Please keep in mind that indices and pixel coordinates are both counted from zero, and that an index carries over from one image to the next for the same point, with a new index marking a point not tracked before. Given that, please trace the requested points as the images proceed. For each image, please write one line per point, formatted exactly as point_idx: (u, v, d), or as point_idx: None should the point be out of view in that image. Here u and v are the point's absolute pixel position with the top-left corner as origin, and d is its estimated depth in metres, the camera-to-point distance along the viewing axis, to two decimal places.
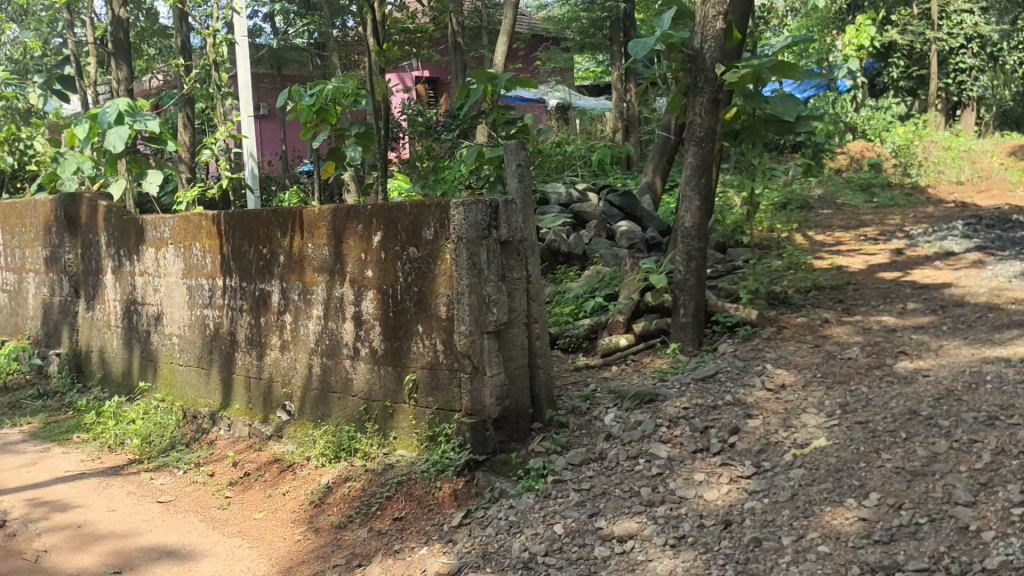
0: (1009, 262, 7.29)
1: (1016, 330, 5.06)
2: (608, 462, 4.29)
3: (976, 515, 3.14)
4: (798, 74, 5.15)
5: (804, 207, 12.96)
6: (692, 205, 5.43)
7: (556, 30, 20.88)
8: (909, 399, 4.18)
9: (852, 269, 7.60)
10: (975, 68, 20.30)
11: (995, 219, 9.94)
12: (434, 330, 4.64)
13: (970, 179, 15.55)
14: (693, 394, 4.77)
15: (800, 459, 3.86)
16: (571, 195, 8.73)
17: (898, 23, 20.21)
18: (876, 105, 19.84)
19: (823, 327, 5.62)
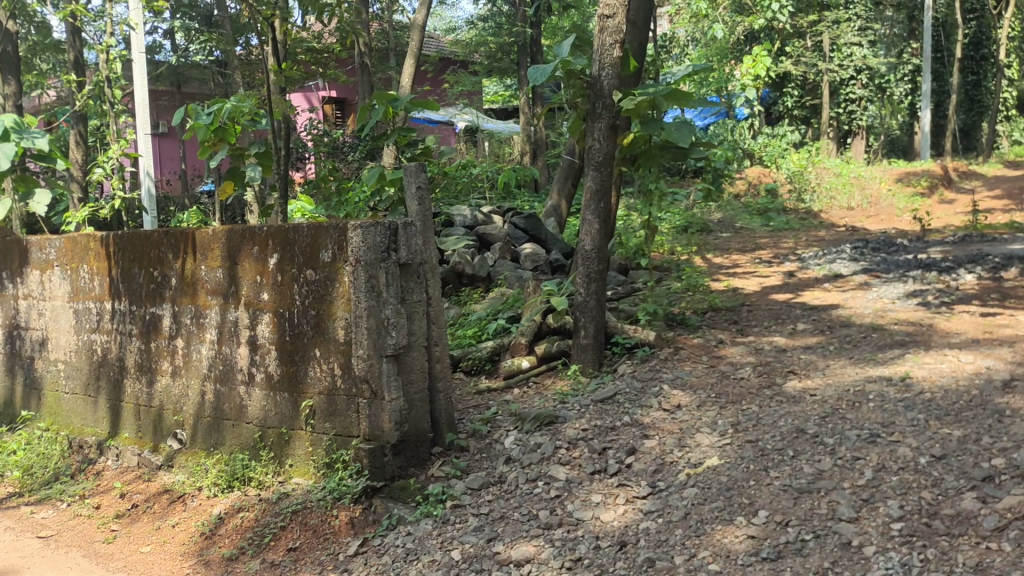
0: (893, 284, 7.65)
1: (897, 350, 5.30)
2: (507, 485, 4.28)
3: (858, 530, 3.24)
4: (691, 101, 5.27)
5: (704, 230, 13.34)
6: (592, 228, 5.48)
7: (463, 54, 20.99)
8: (797, 417, 4.31)
9: (747, 291, 7.84)
10: (865, 98, 21.60)
11: (881, 243, 10.43)
12: (331, 354, 4.54)
13: (860, 205, 16.40)
14: (592, 415, 4.81)
15: (693, 479, 3.93)
16: (476, 217, 8.74)
17: (793, 55, 20.91)
18: (772, 133, 20.61)
19: (718, 348, 5.77)
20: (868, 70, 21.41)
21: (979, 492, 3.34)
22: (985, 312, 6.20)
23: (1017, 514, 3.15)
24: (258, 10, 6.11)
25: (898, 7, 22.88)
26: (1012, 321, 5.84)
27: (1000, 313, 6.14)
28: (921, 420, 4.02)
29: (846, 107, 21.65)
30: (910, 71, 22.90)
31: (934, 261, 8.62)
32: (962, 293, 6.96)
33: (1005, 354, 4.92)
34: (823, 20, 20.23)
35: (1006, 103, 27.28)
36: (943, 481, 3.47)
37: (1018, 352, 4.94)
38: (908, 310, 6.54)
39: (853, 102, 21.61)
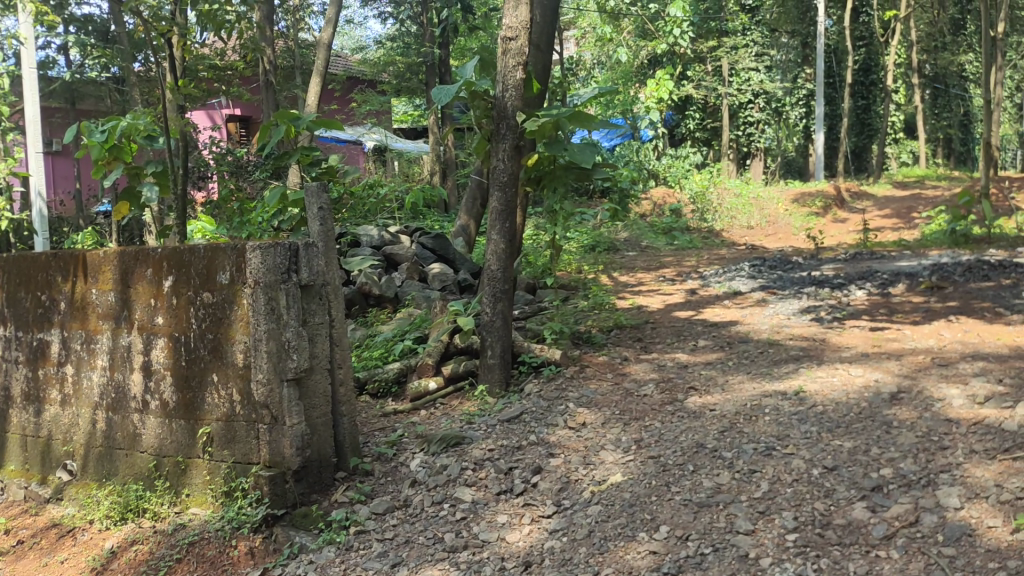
0: (789, 300, 7.93)
1: (792, 365, 5.48)
2: (412, 509, 4.22)
3: (755, 542, 3.32)
4: (595, 123, 5.34)
5: (611, 250, 13.55)
6: (498, 248, 5.49)
7: (372, 74, 20.85)
8: (697, 432, 4.40)
9: (651, 309, 7.99)
10: (762, 122, 22.13)
11: (777, 261, 10.80)
12: (229, 380, 4.41)
13: (759, 225, 17.05)
14: (499, 435, 4.79)
15: (597, 496, 3.96)
16: (383, 236, 8.56)
17: (694, 79, 21.63)
18: (675, 154, 20.97)
19: (623, 366, 5.85)
20: (766, 94, 22.06)
21: (869, 501, 3.47)
22: (874, 326, 6.48)
23: (903, 522, 3.29)
24: (154, 25, 5.93)
25: (793, 33, 23.69)
26: (898, 335, 6.13)
27: (887, 327, 6.43)
28: (814, 433, 4.15)
29: (745, 130, 22.13)
30: (804, 95, 24.00)
31: (827, 278, 8.98)
32: (853, 309, 7.27)
33: (891, 367, 5.15)
34: (723, 46, 21.22)
35: (894, 127, 28.70)
36: (835, 492, 3.59)
37: (903, 365, 5.18)
38: (802, 325, 6.78)
39: (751, 125, 22.12)
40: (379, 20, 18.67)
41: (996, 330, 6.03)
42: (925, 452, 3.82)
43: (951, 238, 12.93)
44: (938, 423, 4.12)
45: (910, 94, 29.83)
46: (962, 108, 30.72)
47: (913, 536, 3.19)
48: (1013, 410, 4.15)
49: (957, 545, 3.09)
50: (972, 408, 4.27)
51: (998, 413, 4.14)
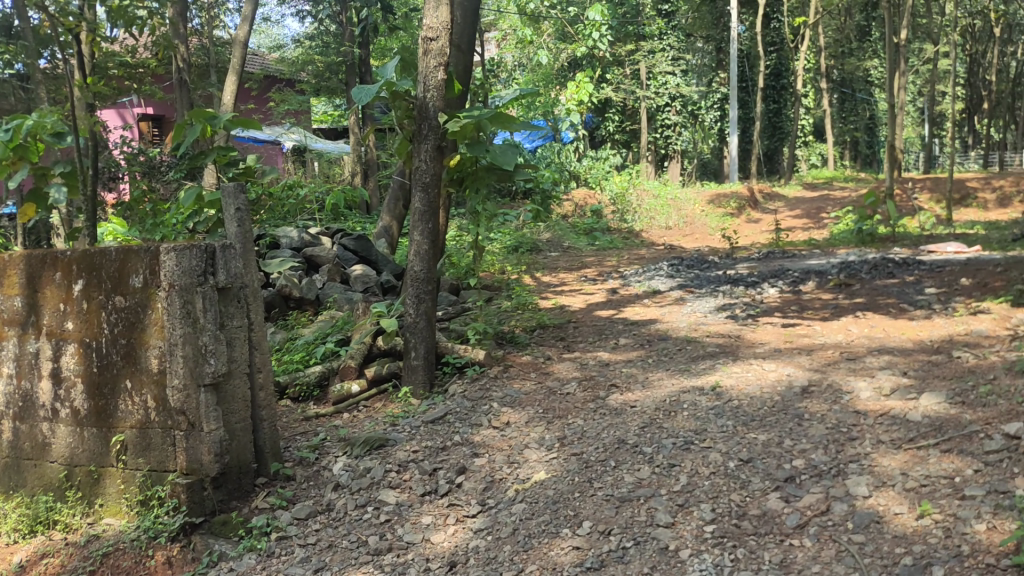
0: (705, 298, 8.13)
1: (709, 361, 5.62)
2: (335, 512, 4.18)
3: (674, 535, 3.40)
4: (515, 123, 5.37)
5: (533, 250, 13.65)
6: (421, 249, 5.47)
7: (289, 73, 20.50)
8: (618, 428, 4.48)
9: (573, 308, 8.09)
10: (679, 124, 23.04)
11: (694, 260, 11.05)
12: (144, 386, 4.29)
13: (677, 225, 17.54)
14: (423, 436, 4.77)
15: (521, 494, 3.99)
16: (302, 237, 8.34)
17: (613, 82, 21.93)
18: (596, 156, 21.21)
19: (546, 365, 5.91)
20: (682, 98, 22.73)
21: (783, 492, 3.59)
22: (786, 323, 6.70)
23: (816, 511, 3.41)
24: (61, 21, 5.68)
25: (708, 38, 24.86)
26: (809, 331, 6.35)
27: (798, 323, 6.66)
28: (730, 427, 4.27)
29: (662, 132, 22.91)
30: (719, 98, 24.60)
31: (742, 276, 9.23)
32: (766, 306, 7.50)
33: (803, 362, 5.32)
34: (640, 50, 21.53)
35: (804, 130, 29.70)
36: (750, 483, 3.69)
37: (814, 359, 5.37)
38: (719, 322, 6.96)
39: (669, 127, 22.90)
40: (297, 19, 18.38)
41: (901, 325, 6.30)
42: (836, 443, 3.96)
43: (858, 237, 13.45)
44: (847, 414, 4.29)
45: (819, 98, 30.87)
46: (868, 113, 31.99)
47: (825, 525, 3.31)
48: (916, 401, 4.35)
49: (866, 532, 3.21)
50: (878, 399, 4.46)
51: (903, 405, 4.33)
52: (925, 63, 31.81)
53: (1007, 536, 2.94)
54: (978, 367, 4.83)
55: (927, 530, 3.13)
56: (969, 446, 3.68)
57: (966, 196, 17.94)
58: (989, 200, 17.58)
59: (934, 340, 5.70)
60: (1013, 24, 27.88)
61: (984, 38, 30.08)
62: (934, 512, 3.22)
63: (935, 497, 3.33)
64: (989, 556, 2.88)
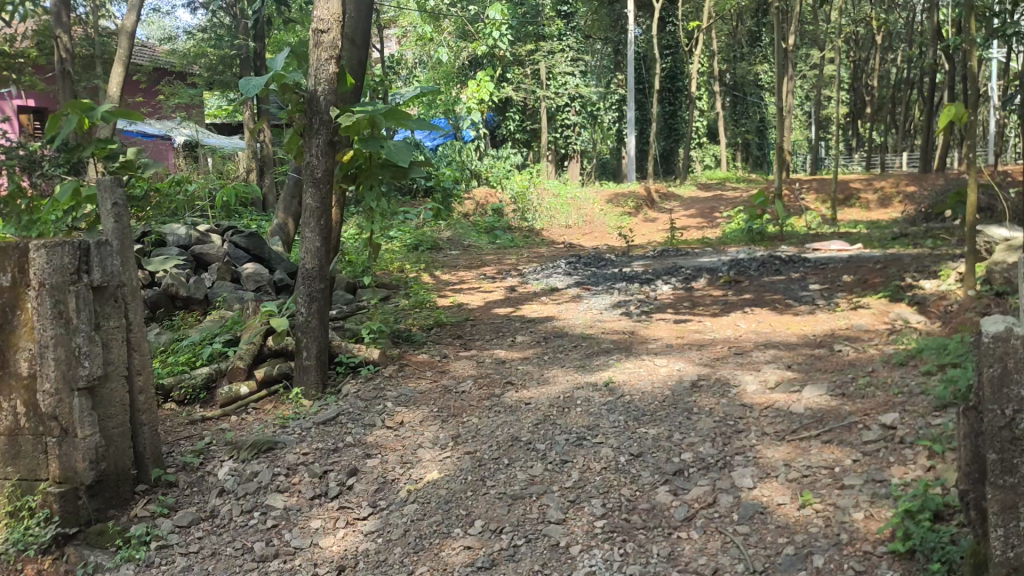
0: (601, 296, 8.23)
1: (603, 357, 5.69)
2: (219, 519, 4.01)
3: (565, 531, 3.40)
4: (409, 121, 5.28)
5: (434, 248, 13.55)
6: (313, 247, 5.31)
7: (180, 65, 19.79)
8: (512, 426, 4.46)
9: (471, 306, 8.06)
10: (578, 125, 23.42)
11: (591, 258, 11.19)
12: (12, 391, 4.01)
13: (576, 224, 17.77)
14: (314, 438, 4.63)
15: (413, 495, 3.92)
16: (190, 235, 7.97)
17: (514, 82, 21.97)
18: (497, 155, 20.89)
19: (442, 363, 5.85)
20: (581, 99, 23.08)
21: (671, 485, 3.64)
22: (678, 319, 6.84)
23: (702, 504, 3.47)
24: None
25: (605, 41, 25.79)
26: (700, 327, 6.49)
27: (690, 319, 6.81)
28: (622, 422, 4.31)
29: (562, 132, 23.23)
30: (616, 100, 25.32)
31: (637, 274, 9.38)
32: (659, 303, 7.64)
33: (693, 357, 5.44)
34: (540, 50, 21.66)
35: (698, 132, 30.60)
36: (640, 477, 3.74)
37: (704, 355, 5.48)
38: (614, 319, 7.06)
39: (568, 127, 23.27)
40: (188, 9, 17.76)
41: (786, 320, 6.52)
42: (722, 436, 4.05)
43: (748, 236, 13.92)
44: (734, 408, 4.39)
45: (713, 101, 31.74)
46: (758, 115, 33.44)
47: (711, 517, 3.37)
48: (799, 393, 4.49)
49: (751, 522, 3.28)
50: (764, 393, 4.58)
51: (786, 397, 4.46)
52: (811, 69, 33.14)
53: (883, 523, 3.04)
54: (856, 360, 5.03)
55: (808, 520, 3.21)
56: (848, 437, 3.81)
57: (850, 196, 18.75)
58: (871, 201, 18.40)
59: (817, 334, 5.90)
60: (891, 33, 29.33)
61: (866, 46, 31.56)
62: (815, 502, 3.31)
63: (816, 487, 3.42)
64: (866, 544, 2.96)
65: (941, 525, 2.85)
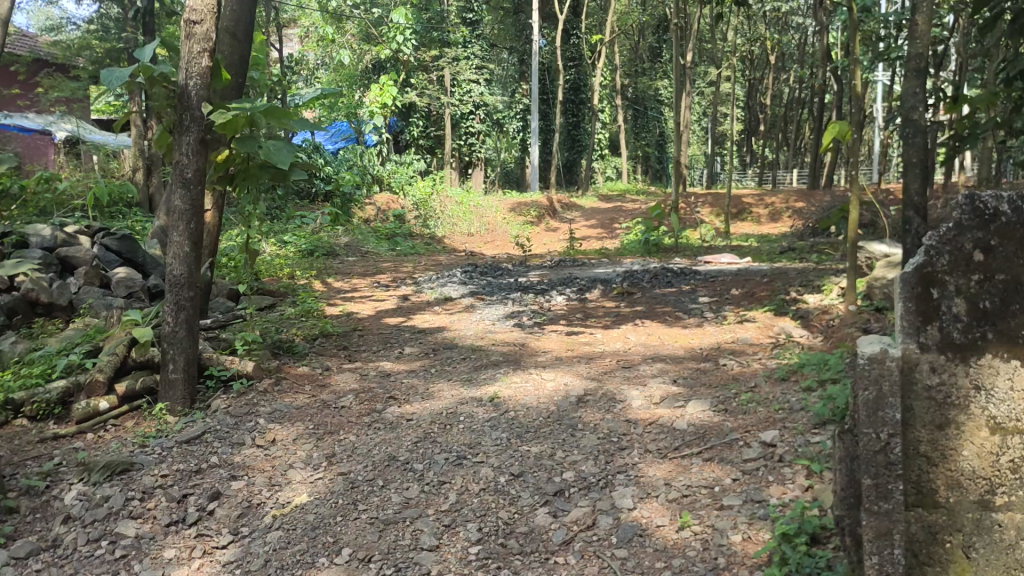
0: (495, 305, 8.09)
1: (492, 370, 5.53)
2: (61, 550, 3.64)
3: (437, 559, 3.20)
4: (291, 121, 4.99)
5: (329, 254, 13.15)
6: (180, 252, 4.97)
7: (62, 57, 18.73)
8: (390, 444, 4.24)
9: (361, 315, 7.79)
10: (482, 132, 23.40)
11: (488, 267, 11.05)
12: None
13: (478, 232, 17.67)
14: (175, 458, 4.30)
15: (278, 520, 3.66)
16: (55, 236, 7.50)
17: (418, 86, 21.47)
18: (399, 160, 20.31)
19: (323, 376, 5.59)
20: (485, 106, 23.15)
21: (551, 506, 3.50)
22: (570, 331, 6.75)
23: (581, 526, 3.33)
24: None
25: (511, 50, 25.92)
26: (590, 339, 6.41)
27: (582, 331, 6.72)
28: (504, 439, 4.15)
29: (466, 139, 23.12)
30: (520, 109, 25.41)
31: (533, 284, 9.29)
32: (552, 314, 7.53)
33: (581, 370, 5.33)
34: (445, 57, 21.48)
35: (600, 144, 30.98)
36: (519, 499, 3.58)
37: (592, 368, 5.39)
38: (506, 330, 6.91)
39: (472, 135, 23.22)
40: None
41: (675, 333, 6.50)
42: (605, 454, 3.94)
43: (644, 247, 14.09)
44: (618, 424, 4.29)
45: (615, 114, 32.20)
46: (657, 130, 34.17)
47: (589, 540, 3.24)
48: (683, 409, 4.43)
49: (628, 546, 3.16)
50: (649, 408, 4.50)
51: (671, 413, 4.39)
52: (709, 85, 34.05)
53: (760, 546, 2.96)
54: (741, 375, 5.02)
55: (686, 543, 3.10)
56: (729, 455, 3.75)
57: (742, 211, 19.33)
58: (762, 215, 18.96)
59: (704, 347, 5.91)
60: (784, 53, 30.40)
61: (760, 65, 32.69)
62: (693, 523, 3.21)
63: (695, 508, 3.33)
64: (742, 569, 2.86)
65: (817, 549, 2.79)
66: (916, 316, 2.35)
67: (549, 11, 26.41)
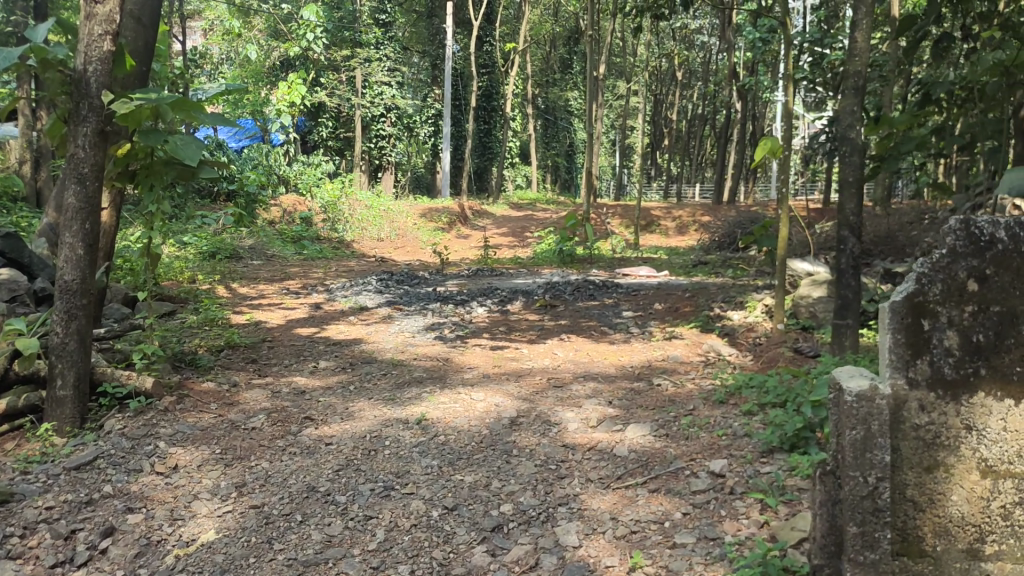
0: (413, 316, 7.75)
1: (416, 388, 5.19)
2: None
3: None
4: (201, 115, 4.58)
5: (233, 257, 12.53)
6: (73, 255, 4.47)
7: None
8: (309, 472, 3.88)
9: (270, 324, 7.34)
10: (393, 136, 23.00)
11: (404, 275, 10.69)
12: None
13: (388, 237, 17.31)
14: (61, 488, 3.82)
15: (182, 562, 3.26)
16: None
17: (328, 86, 21.01)
18: (307, 160, 19.59)
19: (231, 393, 5.15)
20: (397, 109, 22.72)
21: (489, 544, 3.22)
22: (494, 345, 6.48)
23: (524, 567, 3.06)
24: None
25: (423, 54, 25.66)
26: (516, 354, 6.16)
27: (506, 346, 6.46)
28: (435, 467, 3.84)
29: (377, 142, 22.69)
30: (433, 114, 25.08)
31: (451, 294, 9.01)
32: (474, 327, 7.26)
33: (512, 389, 5.07)
34: (356, 57, 20.87)
35: (512, 152, 30.88)
36: (454, 536, 3.28)
37: (523, 387, 5.13)
38: (427, 344, 6.58)
39: (383, 138, 22.79)
40: None
41: (603, 349, 6.30)
42: (544, 483, 3.68)
43: (559, 257, 13.97)
44: (555, 449, 4.05)
45: (526, 123, 32.19)
46: (567, 140, 34.34)
47: None
48: (622, 433, 4.21)
49: None
50: (586, 432, 4.27)
51: (609, 437, 4.17)
52: (619, 97, 34.46)
53: None
54: (676, 396, 4.85)
55: None
56: (676, 485, 3.55)
57: (651, 223, 19.49)
58: (670, 228, 19.18)
59: (634, 365, 5.72)
60: (692, 70, 31.05)
61: (667, 81, 33.30)
62: (645, 564, 2.97)
63: (646, 546, 3.09)
64: None
65: None
66: (906, 348, 2.14)
67: (463, 17, 26.22)
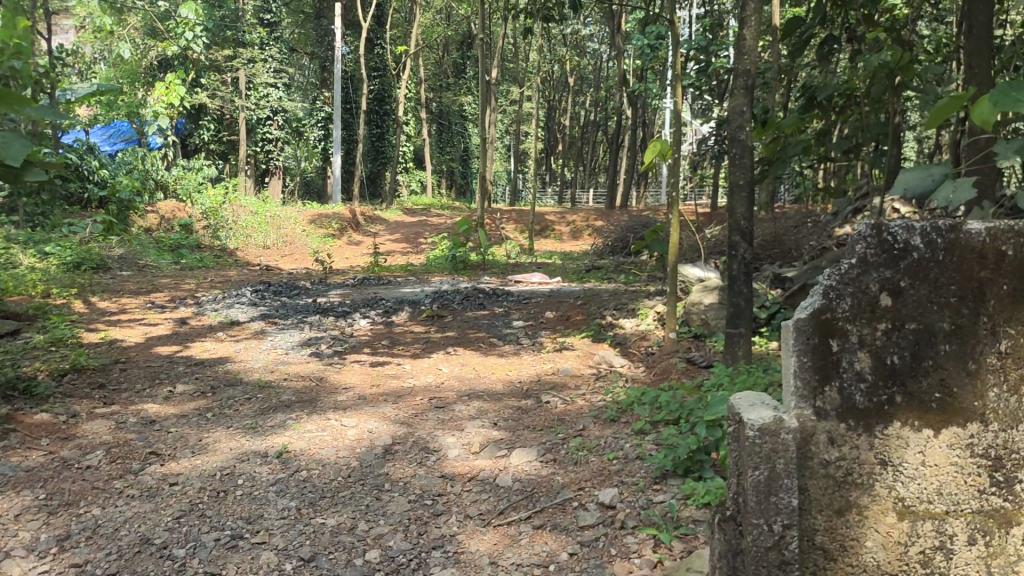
0: (289, 331, 7.22)
1: (282, 413, 4.70)
2: None
3: None
4: (30, 109, 3.92)
5: (99, 268, 11.63)
6: None
7: None
8: (146, 520, 3.38)
9: (127, 343, 6.68)
10: (281, 140, 22.24)
11: (283, 285, 10.07)
12: None
13: (274, 244, 16.56)
14: None
15: None
16: None
17: (209, 87, 19.86)
18: (187, 166, 18.59)
19: (68, 426, 4.54)
20: (284, 112, 21.93)
21: None
22: (374, 361, 6.03)
23: None
24: None
25: (312, 55, 24.84)
26: (398, 371, 5.74)
27: (388, 362, 6.03)
28: (292, 510, 3.40)
29: (263, 146, 21.85)
30: (322, 117, 24.35)
31: (333, 305, 8.49)
32: (355, 341, 6.79)
33: (389, 412, 4.65)
34: (239, 57, 19.75)
35: (404, 156, 30.29)
36: None
37: (402, 408, 4.72)
38: (300, 361, 6.08)
39: (269, 142, 21.94)
40: None
41: (489, 363, 5.94)
42: (417, 523, 3.29)
43: (451, 263, 13.56)
44: (432, 481, 3.66)
45: (419, 128, 31.71)
46: (462, 145, 33.99)
47: None
48: (506, 460, 3.86)
49: None
50: (466, 459, 3.90)
51: (491, 465, 3.81)
52: (512, 103, 34.37)
53: None
54: (564, 414, 4.53)
55: None
56: (562, 520, 3.21)
57: (545, 228, 19.31)
58: (564, 233, 19.09)
59: (522, 380, 5.38)
60: (584, 75, 31.25)
61: (560, 87, 33.43)
62: None
63: None
64: None
65: None
66: (813, 373, 1.85)
67: (352, 19, 25.55)
